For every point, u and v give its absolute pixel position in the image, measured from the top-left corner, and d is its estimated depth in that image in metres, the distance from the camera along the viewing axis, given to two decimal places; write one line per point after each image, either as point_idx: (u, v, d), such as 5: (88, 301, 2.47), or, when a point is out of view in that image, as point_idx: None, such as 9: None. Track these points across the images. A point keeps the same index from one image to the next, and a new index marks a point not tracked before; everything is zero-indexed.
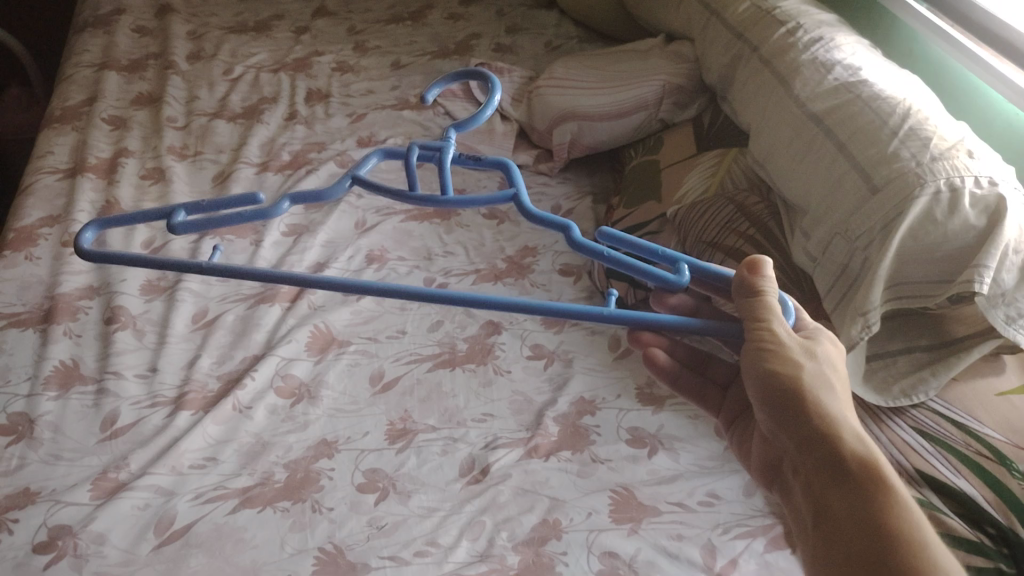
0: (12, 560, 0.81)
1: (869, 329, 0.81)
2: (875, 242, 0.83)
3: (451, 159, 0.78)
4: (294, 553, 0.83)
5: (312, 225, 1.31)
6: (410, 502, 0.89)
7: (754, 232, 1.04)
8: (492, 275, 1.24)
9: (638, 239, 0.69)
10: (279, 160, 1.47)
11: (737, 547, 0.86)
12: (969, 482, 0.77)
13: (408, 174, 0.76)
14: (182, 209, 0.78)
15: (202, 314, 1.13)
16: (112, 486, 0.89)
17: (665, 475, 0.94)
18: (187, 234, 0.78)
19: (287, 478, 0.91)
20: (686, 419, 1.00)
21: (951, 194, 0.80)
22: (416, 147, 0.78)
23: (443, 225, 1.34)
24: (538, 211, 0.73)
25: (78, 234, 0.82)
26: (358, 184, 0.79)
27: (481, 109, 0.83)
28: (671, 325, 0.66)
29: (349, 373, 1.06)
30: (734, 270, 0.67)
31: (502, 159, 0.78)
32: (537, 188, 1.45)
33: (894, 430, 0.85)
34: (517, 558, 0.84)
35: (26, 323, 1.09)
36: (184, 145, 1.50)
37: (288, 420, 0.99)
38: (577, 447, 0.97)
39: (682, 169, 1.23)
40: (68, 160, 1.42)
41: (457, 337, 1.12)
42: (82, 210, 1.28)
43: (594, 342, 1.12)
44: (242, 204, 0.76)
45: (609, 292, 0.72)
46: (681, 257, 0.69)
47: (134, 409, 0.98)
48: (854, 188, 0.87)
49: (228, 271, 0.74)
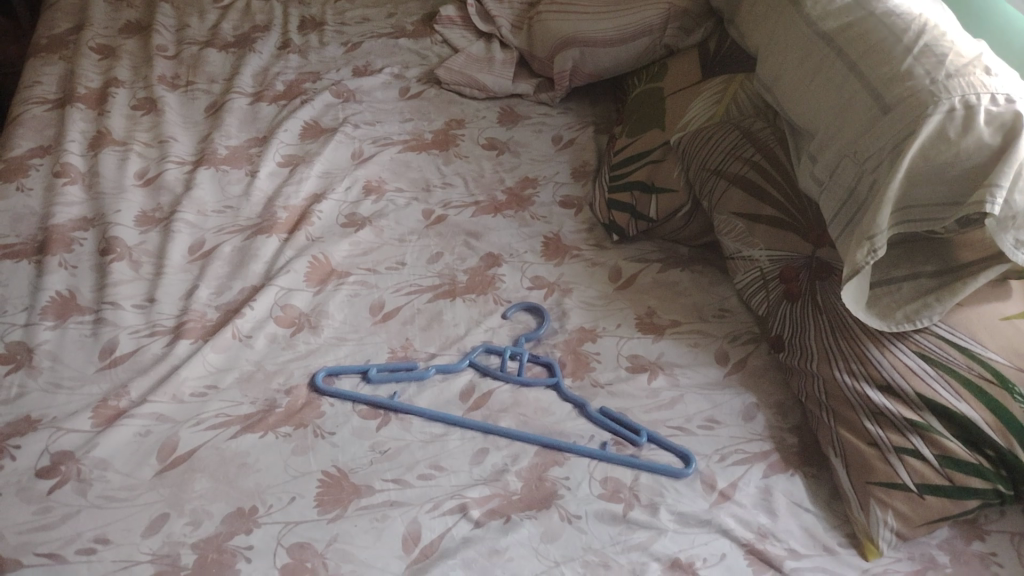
0: (15, 484, 0.81)
1: (875, 254, 0.79)
2: (885, 164, 0.81)
3: (528, 355, 0.98)
4: (298, 477, 0.84)
5: (307, 155, 1.28)
6: (412, 429, 0.90)
7: (760, 159, 1.03)
8: (492, 207, 1.22)
9: (631, 420, 0.91)
10: (273, 90, 1.43)
11: (736, 472, 0.86)
12: (970, 405, 0.77)
13: (535, 381, 0.95)
14: (332, 400, 0.92)
15: (199, 245, 1.12)
16: (112, 413, 0.88)
17: (666, 399, 0.94)
18: (338, 392, 0.92)
19: (289, 405, 0.91)
20: (686, 347, 1.00)
21: (966, 111, 0.77)
22: (483, 346, 0.99)
23: (442, 156, 1.31)
24: (602, 418, 0.91)
25: (337, 399, 0.92)
26: (496, 397, 0.94)
27: (545, 315, 1.04)
28: (656, 442, 0.89)
29: (349, 304, 1.05)
30: (677, 454, 0.88)
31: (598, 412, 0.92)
32: (537, 118, 1.42)
33: (895, 354, 0.83)
34: (520, 483, 0.85)
35: (20, 254, 1.07)
36: (176, 75, 1.46)
37: (288, 349, 0.98)
38: (578, 373, 0.97)
39: (686, 96, 1.20)
40: (57, 90, 1.38)
41: (457, 269, 1.11)
42: (73, 140, 1.26)
43: (595, 273, 1.11)
44: (414, 380, 0.95)
45: (642, 429, 0.90)
46: (644, 428, 0.90)
47: (133, 337, 0.97)
48: (864, 108, 0.85)
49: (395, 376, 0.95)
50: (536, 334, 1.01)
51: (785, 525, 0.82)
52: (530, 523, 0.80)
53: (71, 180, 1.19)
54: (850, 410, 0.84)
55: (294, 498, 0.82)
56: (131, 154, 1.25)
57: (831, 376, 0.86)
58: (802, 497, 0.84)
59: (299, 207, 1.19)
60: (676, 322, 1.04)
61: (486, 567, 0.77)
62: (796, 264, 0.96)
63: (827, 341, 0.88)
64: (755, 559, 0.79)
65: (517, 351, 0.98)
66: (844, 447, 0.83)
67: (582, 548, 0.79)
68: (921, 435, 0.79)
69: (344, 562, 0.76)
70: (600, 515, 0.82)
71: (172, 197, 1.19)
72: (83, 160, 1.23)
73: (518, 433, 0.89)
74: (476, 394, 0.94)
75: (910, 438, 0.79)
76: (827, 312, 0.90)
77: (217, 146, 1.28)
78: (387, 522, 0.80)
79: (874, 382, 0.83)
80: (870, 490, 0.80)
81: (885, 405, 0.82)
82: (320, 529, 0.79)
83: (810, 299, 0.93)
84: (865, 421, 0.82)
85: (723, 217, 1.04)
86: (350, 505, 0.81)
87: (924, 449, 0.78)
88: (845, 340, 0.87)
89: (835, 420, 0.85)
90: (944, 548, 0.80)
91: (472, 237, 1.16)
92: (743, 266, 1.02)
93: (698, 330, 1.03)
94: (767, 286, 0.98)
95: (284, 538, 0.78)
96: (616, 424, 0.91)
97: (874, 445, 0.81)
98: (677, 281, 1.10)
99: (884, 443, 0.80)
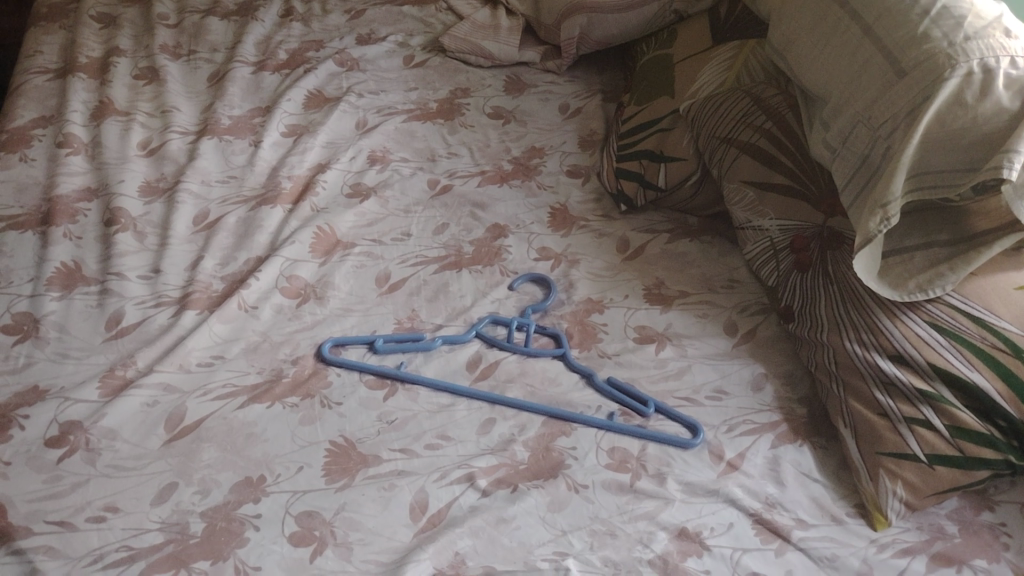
0: (24, 453, 0.81)
1: (888, 222, 0.78)
2: (899, 130, 0.79)
3: (535, 326, 0.98)
4: (305, 446, 0.84)
5: (311, 125, 1.27)
6: (419, 399, 0.90)
7: (771, 127, 1.01)
8: (498, 177, 1.20)
9: (638, 390, 0.90)
10: (276, 59, 1.41)
11: (744, 443, 0.86)
12: (981, 374, 0.76)
13: (543, 352, 0.95)
14: (337, 369, 0.92)
15: (203, 216, 1.11)
16: (120, 383, 0.88)
17: (674, 369, 0.93)
18: (343, 361, 0.92)
19: (296, 374, 0.91)
20: (695, 318, 0.99)
21: (984, 75, 0.75)
22: (489, 317, 0.99)
23: (447, 125, 1.30)
24: (610, 390, 0.91)
25: (342, 369, 0.92)
26: (504, 366, 0.94)
27: (551, 286, 1.03)
28: (663, 412, 0.88)
29: (355, 275, 1.04)
30: (685, 424, 0.87)
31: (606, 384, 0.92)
32: (543, 86, 1.40)
33: (907, 324, 0.82)
34: (527, 453, 0.84)
35: (25, 225, 1.07)
36: (177, 44, 1.44)
37: (294, 319, 0.98)
38: (585, 344, 0.97)
39: (695, 63, 1.17)
40: (58, 60, 1.37)
41: (463, 240, 1.10)
42: (76, 111, 1.25)
43: (603, 244, 1.10)
44: (420, 351, 0.95)
45: (649, 399, 0.89)
46: (652, 399, 0.90)
47: (139, 308, 0.97)
48: (879, 72, 0.83)
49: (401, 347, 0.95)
50: (546, 306, 1.01)
51: (793, 494, 0.82)
52: (538, 492, 0.80)
53: (74, 150, 1.18)
54: (860, 380, 0.83)
55: (301, 467, 0.82)
56: (133, 123, 1.24)
57: (841, 346, 0.85)
58: (810, 468, 0.84)
59: (303, 177, 1.18)
60: (685, 292, 1.03)
61: (493, 536, 0.77)
62: (806, 234, 0.95)
63: (837, 311, 0.87)
64: (762, 529, 0.79)
65: (524, 322, 0.97)
66: (854, 417, 0.83)
67: (589, 518, 0.79)
68: (931, 405, 0.78)
69: (352, 531, 0.77)
70: (607, 485, 0.82)
71: (175, 167, 1.18)
72: (86, 130, 1.22)
73: (525, 403, 0.89)
74: (484, 365, 0.94)
75: (920, 408, 0.79)
76: (838, 282, 0.89)
77: (220, 115, 1.27)
78: (394, 491, 0.80)
79: (885, 352, 0.82)
80: (879, 460, 0.80)
81: (895, 375, 0.81)
82: (328, 498, 0.79)
83: (821, 269, 0.91)
84: (875, 391, 0.82)
85: (733, 186, 1.03)
86: (357, 474, 0.82)
87: (935, 419, 0.78)
88: (856, 311, 0.85)
89: (845, 390, 0.84)
90: (953, 518, 0.80)
91: (478, 208, 1.15)
92: (753, 235, 1.01)
93: (707, 300, 1.02)
94: (778, 256, 0.97)
95: (292, 507, 0.78)
96: (624, 395, 0.90)
97: (884, 415, 0.81)
98: (686, 252, 1.09)
99: (894, 413, 0.80)
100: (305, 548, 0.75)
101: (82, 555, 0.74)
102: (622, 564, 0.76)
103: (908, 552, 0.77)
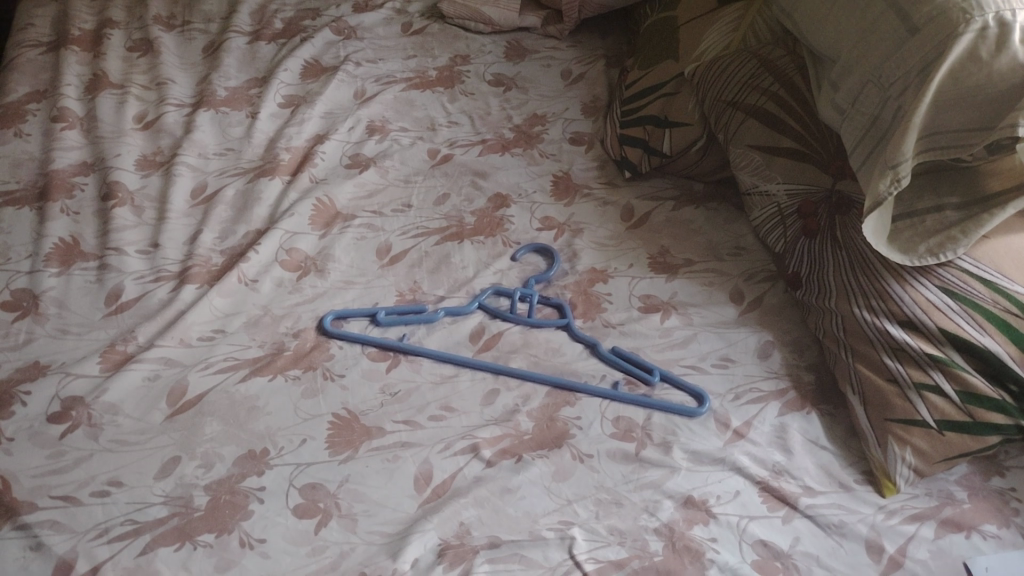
0: (27, 429, 0.81)
1: (898, 183, 0.76)
2: (911, 89, 0.77)
3: (538, 297, 0.96)
4: (308, 419, 0.83)
5: (309, 95, 1.25)
6: (421, 370, 0.89)
7: (779, 89, 0.99)
8: (500, 145, 1.18)
9: (642, 358, 0.90)
10: (272, 28, 1.39)
11: (750, 411, 0.85)
12: (993, 339, 0.75)
13: (547, 322, 0.94)
14: (341, 342, 0.91)
15: (201, 189, 1.10)
16: (121, 358, 0.88)
17: (679, 338, 0.92)
18: (346, 333, 0.91)
19: (297, 348, 0.90)
20: (701, 286, 0.98)
21: (1000, 29, 0.72)
22: (492, 288, 0.98)
23: (447, 93, 1.28)
24: (615, 359, 0.90)
25: (346, 341, 0.91)
26: (507, 337, 0.93)
27: (554, 257, 1.02)
28: (669, 380, 0.88)
29: (356, 247, 1.03)
30: (692, 393, 0.86)
31: (610, 353, 0.90)
32: (545, 52, 1.37)
33: (917, 289, 0.80)
34: (531, 423, 0.84)
35: (22, 201, 1.05)
36: (172, 15, 1.42)
37: (295, 292, 0.97)
38: (588, 314, 0.96)
39: (701, 24, 1.14)
40: (50, 33, 1.35)
41: (464, 211, 1.08)
42: (70, 84, 1.23)
43: (606, 212, 1.09)
44: (422, 323, 0.94)
45: (653, 368, 0.88)
46: (657, 367, 0.89)
47: (138, 283, 0.96)
48: (889, 29, 0.80)
49: (403, 318, 0.94)
50: (546, 276, 0.99)
51: (800, 462, 0.81)
52: (542, 462, 0.80)
53: (69, 125, 1.16)
54: (869, 347, 0.82)
55: (303, 440, 0.81)
56: (128, 96, 1.22)
57: (849, 312, 0.84)
58: (817, 435, 0.83)
59: (301, 148, 1.17)
60: (690, 261, 1.01)
61: (498, 506, 0.77)
62: (815, 198, 0.93)
63: (846, 278, 0.86)
64: (769, 496, 0.78)
65: (527, 293, 0.96)
66: (863, 384, 0.81)
67: (595, 487, 0.78)
68: (942, 370, 0.77)
69: (355, 502, 0.76)
70: (612, 454, 0.81)
71: (172, 140, 1.16)
72: (80, 104, 1.21)
73: (529, 373, 0.88)
74: (488, 335, 0.93)
75: (930, 374, 0.77)
76: (847, 248, 0.87)
77: (216, 87, 1.25)
78: (398, 462, 0.80)
79: (895, 318, 0.80)
80: (888, 426, 0.79)
81: (905, 340, 0.79)
82: (332, 470, 0.79)
83: (830, 235, 0.90)
84: (885, 358, 0.80)
85: (740, 150, 1.01)
86: (360, 446, 0.81)
87: (945, 384, 0.76)
88: (865, 276, 0.84)
89: (854, 356, 0.83)
90: (962, 484, 0.79)
91: (479, 177, 1.13)
92: (760, 201, 0.99)
93: (712, 268, 1.00)
94: (785, 222, 0.95)
95: (297, 480, 0.78)
96: (628, 364, 0.89)
97: (893, 381, 0.79)
98: (691, 220, 1.07)
99: (903, 379, 0.78)
100: (310, 521, 0.75)
101: (87, 528, 0.73)
102: (628, 532, 0.75)
103: (917, 518, 0.76)
